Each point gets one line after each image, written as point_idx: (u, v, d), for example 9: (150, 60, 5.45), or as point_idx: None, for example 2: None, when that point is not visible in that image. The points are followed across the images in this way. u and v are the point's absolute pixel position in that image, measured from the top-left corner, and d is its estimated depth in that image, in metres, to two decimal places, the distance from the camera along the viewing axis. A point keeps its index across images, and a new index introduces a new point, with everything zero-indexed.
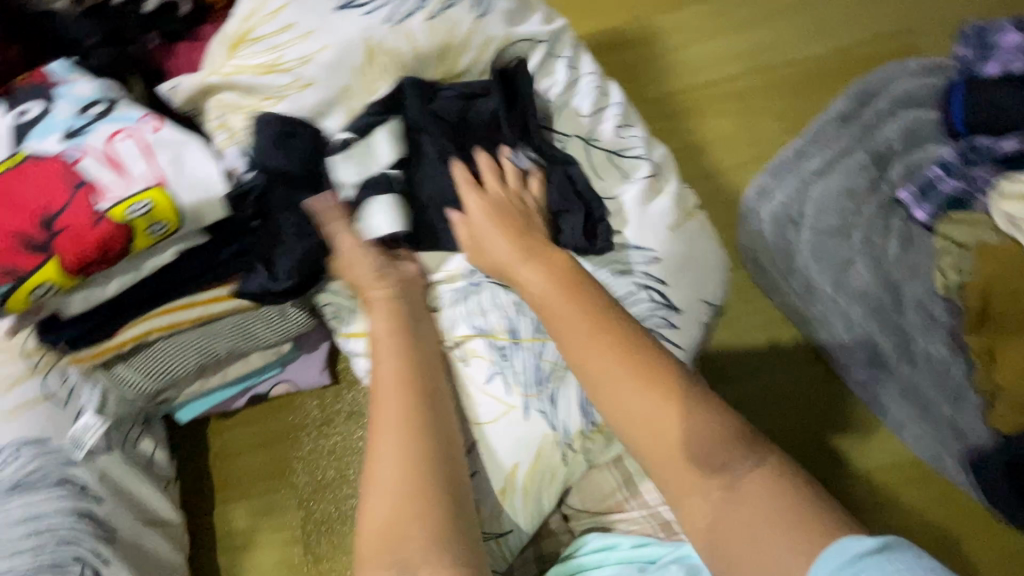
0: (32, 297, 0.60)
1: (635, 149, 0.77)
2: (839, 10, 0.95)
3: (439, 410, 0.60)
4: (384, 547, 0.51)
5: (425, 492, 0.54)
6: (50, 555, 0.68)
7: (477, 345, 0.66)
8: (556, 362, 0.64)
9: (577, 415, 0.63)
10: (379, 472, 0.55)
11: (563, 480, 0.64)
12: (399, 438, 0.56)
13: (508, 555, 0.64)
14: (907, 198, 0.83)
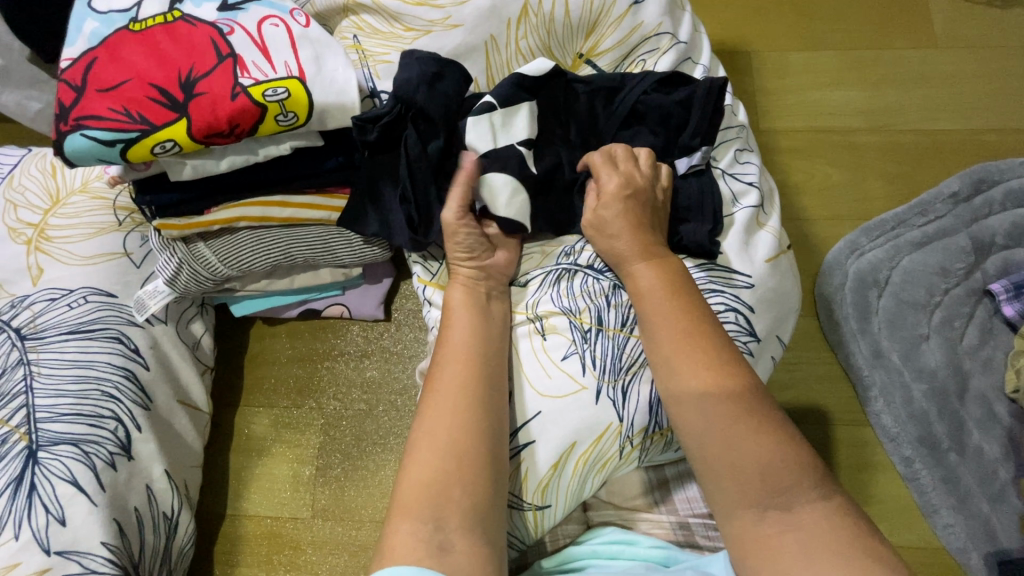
0: (154, 152, 0.60)
1: (747, 174, 0.77)
2: (968, 94, 0.95)
3: (496, 383, 0.59)
4: (421, 500, 0.49)
5: (472, 455, 0.52)
6: (90, 405, 0.68)
7: (558, 322, 0.68)
8: (637, 357, 0.65)
9: (644, 412, 0.63)
10: (432, 423, 0.54)
11: (612, 470, 0.64)
12: (457, 397, 0.55)
13: (542, 528, 0.64)
14: (999, 291, 0.82)
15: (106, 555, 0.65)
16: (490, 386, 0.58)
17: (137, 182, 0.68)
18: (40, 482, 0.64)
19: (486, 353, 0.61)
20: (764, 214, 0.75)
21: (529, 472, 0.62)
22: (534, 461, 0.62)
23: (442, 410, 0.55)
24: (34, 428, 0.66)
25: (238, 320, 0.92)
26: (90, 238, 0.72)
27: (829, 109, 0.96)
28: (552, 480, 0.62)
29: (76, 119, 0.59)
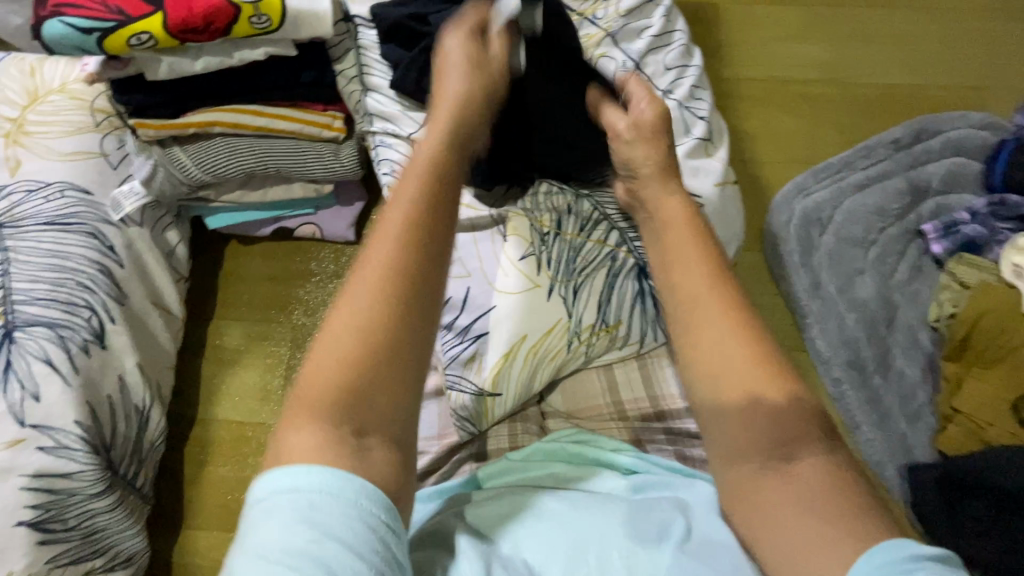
0: (129, 44, 0.63)
1: (700, 109, 0.81)
2: (917, 51, 1.01)
3: (429, 274, 0.43)
4: (324, 401, 0.38)
5: (396, 353, 0.40)
6: (66, 293, 0.71)
7: (520, 224, 0.73)
8: (591, 260, 0.72)
9: (592, 309, 0.71)
10: (343, 307, 0.41)
11: (561, 363, 0.70)
12: (386, 274, 0.41)
13: (492, 416, 0.68)
14: (930, 230, 0.88)
15: (79, 433, 0.69)
16: (432, 268, 0.43)
17: (115, 83, 0.72)
18: (17, 360, 0.68)
19: (435, 231, 0.44)
20: (712, 144, 0.80)
21: (481, 360, 0.69)
22: (488, 350, 0.69)
23: (374, 264, 0.42)
24: (11, 309, 0.69)
25: (213, 236, 0.95)
26: (69, 136, 0.75)
27: (787, 61, 1.01)
28: (504, 367, 0.68)
29: (55, 7, 0.61)
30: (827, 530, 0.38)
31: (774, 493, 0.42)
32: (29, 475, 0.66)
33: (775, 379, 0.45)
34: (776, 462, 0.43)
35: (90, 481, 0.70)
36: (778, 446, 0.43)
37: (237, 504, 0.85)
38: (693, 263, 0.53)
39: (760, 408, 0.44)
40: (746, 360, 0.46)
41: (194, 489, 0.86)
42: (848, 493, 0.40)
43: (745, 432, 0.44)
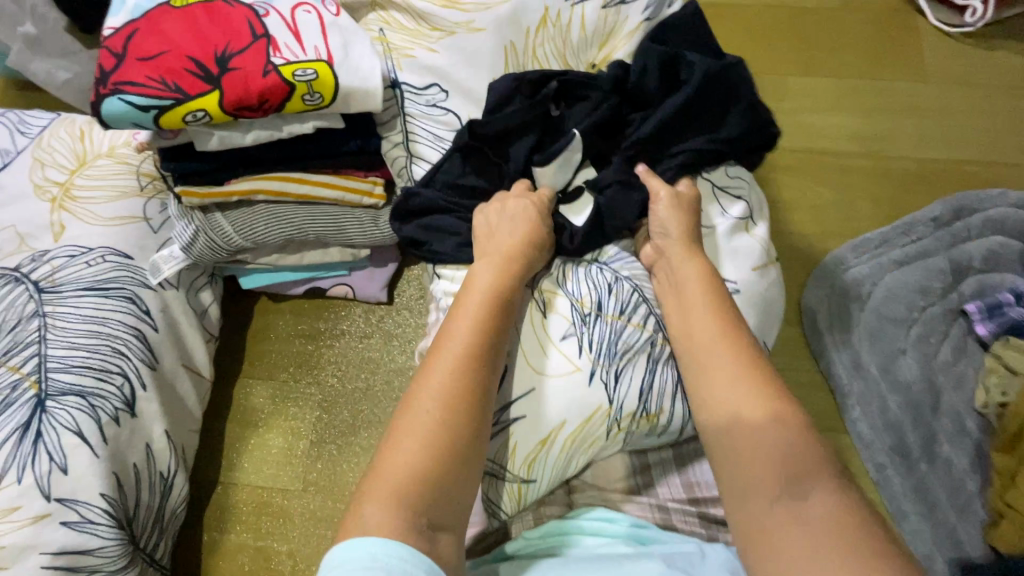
0: (186, 120, 0.64)
1: (738, 188, 0.76)
2: (954, 126, 1.01)
3: (469, 425, 0.51)
4: (394, 513, 0.45)
5: (443, 480, 0.48)
6: (100, 360, 0.70)
7: (560, 302, 0.68)
8: (632, 344, 0.66)
9: (635, 396, 0.65)
10: (406, 435, 0.49)
11: (599, 451, 0.65)
12: (435, 413, 0.50)
13: (525, 501, 0.65)
14: (973, 311, 0.86)
15: (104, 506, 0.67)
16: (459, 436, 0.50)
17: (165, 151, 0.71)
18: (46, 431, 0.66)
19: (473, 380, 0.53)
20: (753, 221, 0.75)
21: (516, 444, 0.64)
22: (523, 435, 0.64)
23: (426, 394, 0.51)
24: (44, 376, 0.67)
25: (244, 292, 0.94)
26: (112, 200, 0.75)
27: (822, 132, 1.01)
28: (540, 454, 0.64)
29: (115, 85, 0.62)
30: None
31: (793, 523, 0.45)
32: (52, 553, 0.64)
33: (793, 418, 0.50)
34: (788, 493, 0.46)
35: (111, 557, 0.68)
36: (785, 476, 0.47)
37: None
38: (705, 301, 0.60)
39: (764, 441, 0.49)
40: (761, 415, 0.50)
41: (210, 558, 0.83)
42: (851, 534, 0.43)
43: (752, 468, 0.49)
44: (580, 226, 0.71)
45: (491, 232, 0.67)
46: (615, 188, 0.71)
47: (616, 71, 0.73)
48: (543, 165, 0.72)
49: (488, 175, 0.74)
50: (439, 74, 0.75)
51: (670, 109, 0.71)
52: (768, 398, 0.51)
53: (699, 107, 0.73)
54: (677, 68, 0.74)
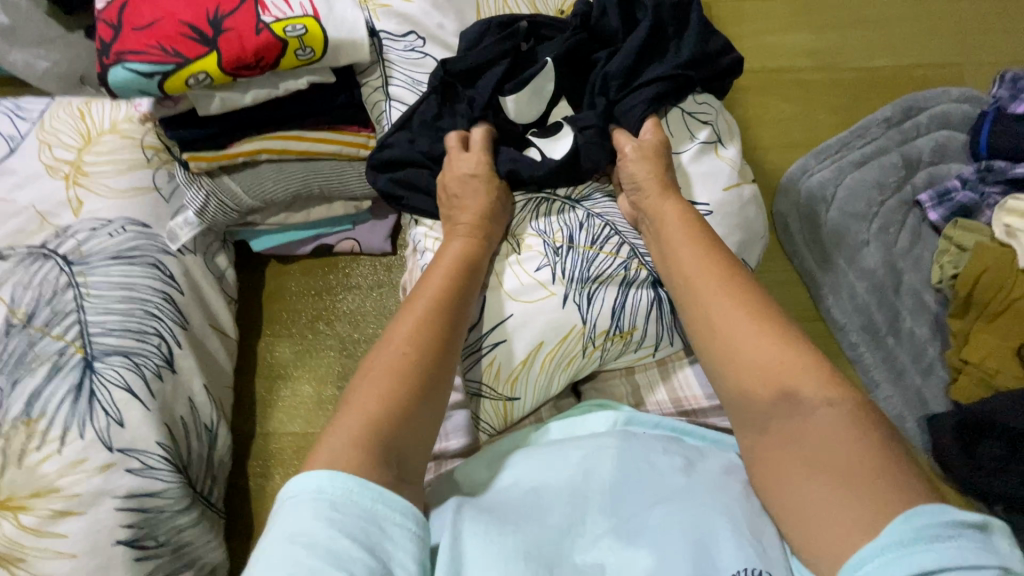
0: (188, 83, 0.68)
1: (706, 113, 0.80)
2: (899, 33, 1.08)
3: (437, 370, 0.55)
4: (363, 438, 0.48)
5: (408, 416, 0.51)
6: (137, 323, 0.74)
7: (534, 241, 0.72)
8: (603, 271, 0.69)
9: (608, 315, 0.68)
10: (376, 373, 0.53)
11: (577, 368, 0.69)
12: (406, 355, 0.54)
13: (511, 418, 0.70)
14: (925, 200, 0.96)
15: (162, 453, 0.73)
16: (427, 377, 0.54)
17: (166, 120, 0.75)
18: (98, 389, 0.71)
19: (443, 331, 0.57)
20: (721, 143, 0.79)
21: (501, 365, 0.68)
22: (504, 357, 0.68)
23: (399, 340, 0.55)
24: (88, 341, 0.72)
25: (255, 258, 0.99)
26: (123, 174, 0.79)
27: (780, 51, 1.08)
28: (522, 373, 0.68)
29: (117, 55, 0.66)
30: (831, 483, 0.45)
31: (801, 424, 0.49)
32: (122, 497, 0.70)
33: (797, 343, 0.52)
34: (779, 417, 0.50)
35: (175, 498, 0.74)
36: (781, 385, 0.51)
37: None
38: (687, 242, 0.64)
39: (750, 346, 0.53)
40: (759, 334, 0.53)
41: (260, 502, 0.90)
42: (856, 436, 0.46)
43: (751, 400, 0.52)
44: (554, 159, 0.73)
45: (459, 196, 0.71)
46: (593, 132, 0.75)
47: (581, 8, 0.78)
48: (515, 93, 0.75)
49: (463, 110, 0.76)
50: (417, 21, 0.79)
51: (634, 41, 0.76)
52: (771, 322, 0.54)
53: (657, 41, 0.78)
54: (633, 11, 0.80)
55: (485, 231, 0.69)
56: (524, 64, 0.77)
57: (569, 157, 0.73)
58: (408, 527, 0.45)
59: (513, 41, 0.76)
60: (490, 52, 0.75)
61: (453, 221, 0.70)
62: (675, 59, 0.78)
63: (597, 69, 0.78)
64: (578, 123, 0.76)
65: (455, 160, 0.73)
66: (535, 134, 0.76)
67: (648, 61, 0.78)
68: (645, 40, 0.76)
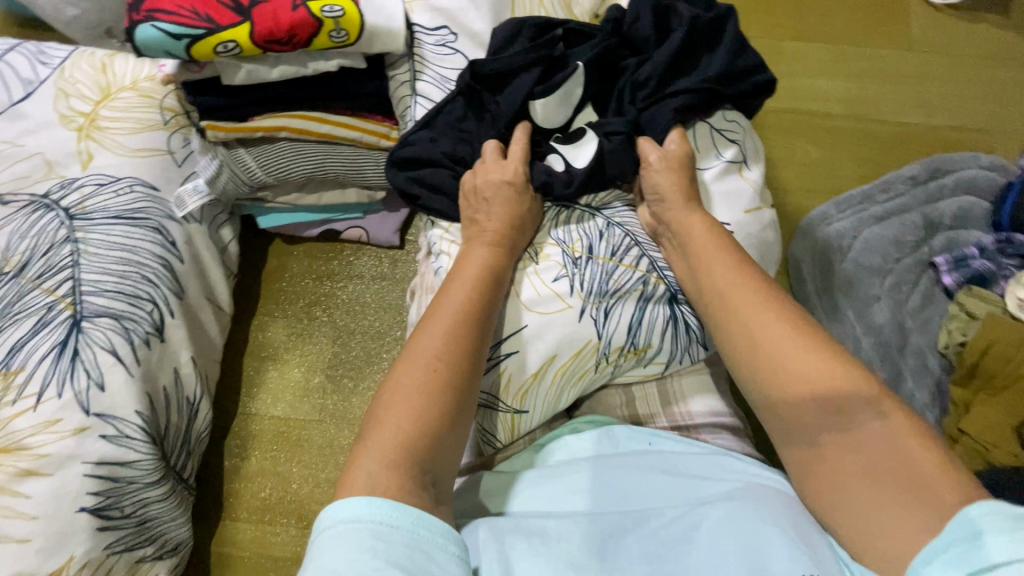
0: (216, 50, 0.66)
1: (734, 131, 0.78)
2: (934, 93, 1.07)
3: (463, 386, 0.54)
4: (396, 461, 0.47)
5: (438, 435, 0.50)
6: (131, 286, 0.72)
7: (552, 251, 0.70)
8: (623, 285, 0.67)
9: (624, 331, 0.66)
10: (404, 391, 0.51)
11: (588, 383, 0.68)
12: (433, 374, 0.53)
13: (519, 430, 0.68)
14: (942, 263, 0.95)
15: (139, 423, 0.71)
16: (456, 396, 0.53)
17: (189, 84, 0.74)
18: (83, 348, 0.69)
19: (469, 347, 0.56)
20: (746, 164, 0.78)
21: (512, 376, 0.65)
22: (516, 367, 0.65)
23: (425, 357, 0.54)
24: (79, 299, 0.70)
25: (260, 234, 0.97)
26: (136, 132, 0.77)
27: (813, 95, 1.07)
28: (533, 387, 0.66)
29: (147, 12, 0.64)
30: (892, 505, 0.45)
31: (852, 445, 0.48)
32: (92, 463, 0.68)
33: (838, 358, 0.51)
34: (832, 432, 0.49)
35: (147, 470, 0.72)
36: (820, 412, 0.50)
37: (274, 499, 0.87)
38: (720, 254, 0.63)
39: (787, 370, 0.52)
40: (800, 356, 0.52)
41: (232, 483, 0.88)
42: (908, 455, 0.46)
43: (797, 413, 0.51)
44: (579, 169, 0.72)
45: (480, 206, 0.69)
46: (621, 139, 0.72)
47: (614, 13, 0.76)
48: (545, 97, 0.72)
49: (487, 117, 0.75)
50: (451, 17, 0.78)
51: (665, 54, 0.73)
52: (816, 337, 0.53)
53: (688, 52, 0.76)
54: (668, 19, 0.77)
55: (509, 235, 0.67)
56: (555, 66, 0.74)
57: (595, 163, 0.71)
58: (452, 552, 0.45)
59: (543, 47, 0.73)
60: (520, 55, 0.72)
61: (477, 227, 0.68)
62: (703, 74, 0.75)
63: (625, 76, 0.76)
64: (605, 129, 0.73)
65: (488, 168, 0.71)
66: (559, 140, 0.75)
67: (677, 75, 0.76)
68: (677, 50, 0.73)
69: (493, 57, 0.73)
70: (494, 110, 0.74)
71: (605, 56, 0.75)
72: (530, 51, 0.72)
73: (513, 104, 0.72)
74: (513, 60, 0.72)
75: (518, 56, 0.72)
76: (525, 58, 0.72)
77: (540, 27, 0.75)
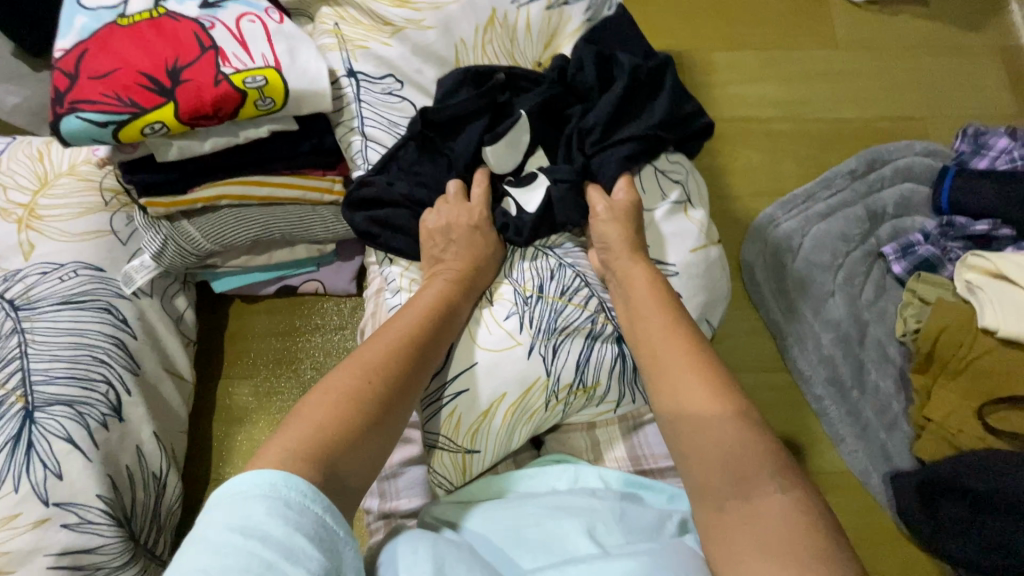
0: (144, 133, 0.67)
1: (677, 172, 0.80)
2: (864, 87, 1.11)
3: (394, 402, 0.54)
4: (308, 449, 0.46)
5: (359, 439, 0.50)
6: (84, 369, 0.73)
7: (505, 290, 0.71)
8: (569, 322, 0.68)
9: (572, 368, 0.67)
10: (335, 387, 0.51)
11: (538, 422, 0.68)
12: (367, 378, 0.53)
13: (469, 472, 0.68)
14: (889, 253, 0.96)
15: (102, 507, 0.70)
16: (383, 407, 0.52)
17: (125, 163, 0.75)
18: (37, 440, 0.69)
19: (409, 366, 0.57)
20: (691, 204, 0.80)
21: (461, 417, 0.66)
22: (466, 407, 0.66)
23: (364, 363, 0.54)
24: (30, 390, 0.70)
25: (218, 297, 0.98)
26: (80, 217, 0.78)
27: (749, 101, 1.10)
28: (482, 424, 0.66)
29: (70, 104, 0.66)
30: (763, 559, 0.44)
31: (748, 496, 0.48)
32: (55, 554, 0.67)
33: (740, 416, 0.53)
34: (732, 486, 0.49)
35: (114, 554, 0.71)
36: (730, 456, 0.50)
37: None
38: (655, 301, 0.65)
39: (708, 418, 0.53)
40: (720, 408, 0.53)
41: None
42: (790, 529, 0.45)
43: (710, 444, 0.52)
44: (528, 215, 0.74)
45: (437, 247, 0.72)
46: (567, 188, 0.73)
47: (559, 62, 0.79)
48: (492, 144, 0.75)
49: (439, 162, 0.78)
50: (393, 66, 0.80)
51: (611, 99, 0.76)
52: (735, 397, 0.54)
53: (634, 96, 0.78)
54: (611, 68, 0.79)
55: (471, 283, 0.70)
56: (504, 114, 0.78)
57: (541, 213, 0.73)
58: (352, 552, 0.44)
59: (493, 94, 0.76)
60: (472, 103, 0.75)
61: (438, 265, 0.70)
62: (648, 119, 0.78)
63: (571, 124, 0.77)
64: (554, 175, 0.74)
65: (455, 209, 0.73)
66: (509, 183, 0.77)
67: (624, 116, 0.78)
68: (621, 96, 0.76)
69: (447, 106, 0.75)
70: (448, 155, 0.77)
71: (552, 100, 0.78)
72: (481, 98, 0.75)
73: (467, 150, 0.76)
74: (465, 108, 0.75)
75: (472, 105, 0.75)
76: (476, 104, 0.75)
77: (490, 73, 0.78)
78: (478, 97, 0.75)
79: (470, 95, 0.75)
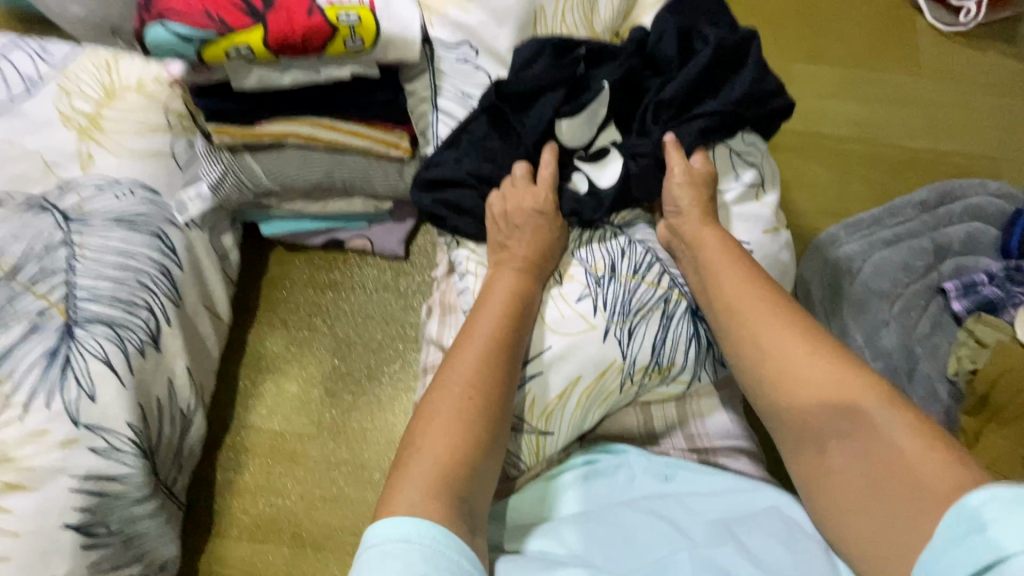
0: (228, 54, 0.65)
1: (752, 155, 0.77)
2: (942, 119, 1.08)
3: (499, 415, 0.53)
4: (437, 486, 0.47)
5: (475, 461, 0.50)
6: (127, 292, 0.70)
7: (576, 270, 0.68)
8: (645, 302, 0.66)
9: (648, 351, 0.65)
10: (442, 417, 0.51)
11: (612, 404, 0.66)
12: (470, 400, 0.52)
13: (544, 454, 0.64)
14: (951, 289, 0.94)
15: (130, 435, 0.68)
16: (493, 424, 0.52)
17: (196, 87, 0.72)
18: (74, 357, 0.66)
19: (502, 373, 0.55)
20: (763, 189, 0.77)
21: (535, 398, 0.63)
22: (541, 389, 0.63)
23: (461, 382, 0.53)
24: (72, 305, 0.67)
25: (262, 241, 0.95)
26: (141, 134, 0.75)
27: (824, 117, 1.07)
28: (557, 407, 0.63)
29: (158, 14, 0.63)
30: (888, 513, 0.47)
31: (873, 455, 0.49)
32: (79, 477, 0.65)
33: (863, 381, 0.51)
34: (839, 441, 0.51)
35: (137, 485, 0.69)
36: (839, 424, 0.51)
37: (267, 515, 0.84)
38: (735, 273, 0.62)
39: (810, 390, 0.53)
40: (827, 377, 0.52)
41: (224, 497, 0.85)
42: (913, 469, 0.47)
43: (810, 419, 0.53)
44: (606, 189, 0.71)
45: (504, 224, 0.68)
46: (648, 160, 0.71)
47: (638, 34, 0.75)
48: (570, 116, 0.71)
49: (511, 136, 0.73)
50: (471, 32, 0.77)
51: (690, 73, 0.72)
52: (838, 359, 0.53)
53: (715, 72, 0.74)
54: (691, 41, 0.76)
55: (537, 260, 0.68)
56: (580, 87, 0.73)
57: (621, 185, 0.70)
58: None
59: (569, 67, 0.72)
60: (546, 72, 0.71)
61: (506, 251, 0.67)
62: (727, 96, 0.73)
63: (648, 97, 0.74)
64: (631, 150, 0.72)
65: (520, 194, 0.68)
66: (583, 161, 0.73)
67: (703, 96, 0.74)
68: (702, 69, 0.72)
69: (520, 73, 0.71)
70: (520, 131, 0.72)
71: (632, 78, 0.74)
72: (557, 69, 0.71)
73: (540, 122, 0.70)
74: (539, 77, 0.71)
75: (545, 74, 0.71)
76: (551, 74, 0.71)
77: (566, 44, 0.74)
78: (552, 67, 0.71)
79: (544, 65, 0.71)
